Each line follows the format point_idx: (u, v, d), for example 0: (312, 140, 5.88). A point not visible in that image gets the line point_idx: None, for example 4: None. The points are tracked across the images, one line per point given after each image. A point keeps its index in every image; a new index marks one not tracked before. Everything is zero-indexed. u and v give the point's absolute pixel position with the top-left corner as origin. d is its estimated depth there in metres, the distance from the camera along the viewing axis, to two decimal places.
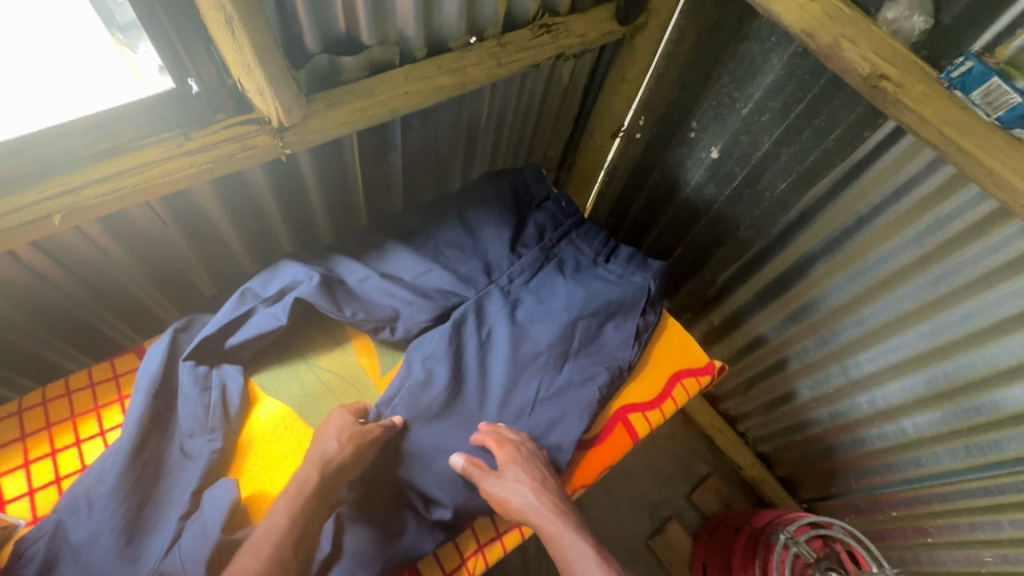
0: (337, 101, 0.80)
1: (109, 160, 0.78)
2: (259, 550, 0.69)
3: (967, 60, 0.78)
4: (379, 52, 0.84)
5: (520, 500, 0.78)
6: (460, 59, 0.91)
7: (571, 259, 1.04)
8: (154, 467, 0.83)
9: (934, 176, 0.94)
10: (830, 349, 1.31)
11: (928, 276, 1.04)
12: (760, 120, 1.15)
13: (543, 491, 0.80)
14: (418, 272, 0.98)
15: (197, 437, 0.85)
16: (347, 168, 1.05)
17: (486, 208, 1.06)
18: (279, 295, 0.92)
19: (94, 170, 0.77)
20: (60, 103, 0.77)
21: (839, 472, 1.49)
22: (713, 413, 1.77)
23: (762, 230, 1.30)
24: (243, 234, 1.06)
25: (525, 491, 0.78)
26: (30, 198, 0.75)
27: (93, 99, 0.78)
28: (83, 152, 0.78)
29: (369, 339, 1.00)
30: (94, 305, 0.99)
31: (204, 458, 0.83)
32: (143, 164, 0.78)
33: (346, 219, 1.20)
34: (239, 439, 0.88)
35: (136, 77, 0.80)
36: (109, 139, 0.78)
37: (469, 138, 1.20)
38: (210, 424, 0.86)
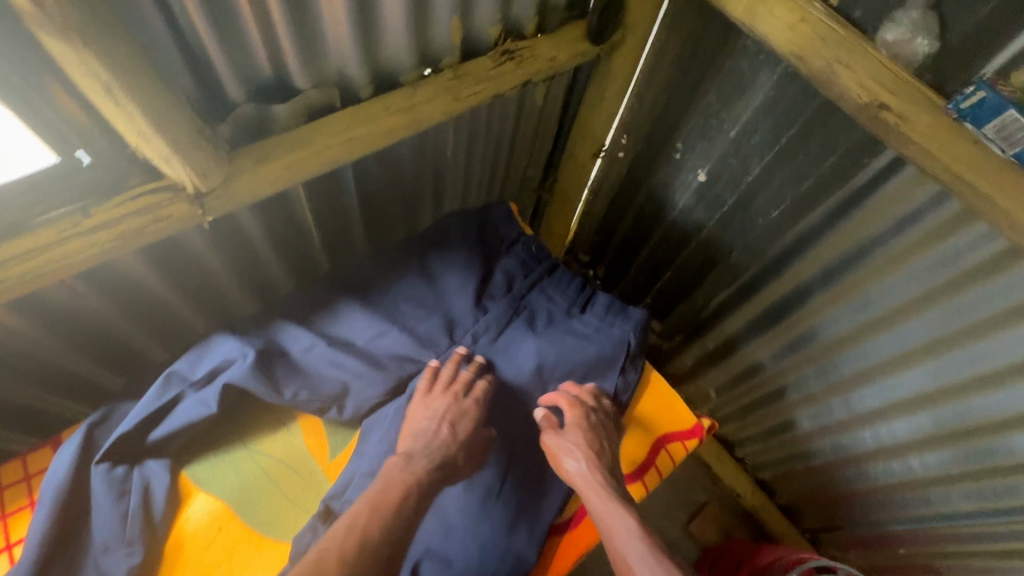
0: (267, 154, 0.70)
1: None
2: (376, 552, 0.69)
3: (979, 89, 0.69)
4: (317, 95, 0.75)
5: (573, 465, 0.83)
6: (410, 96, 0.81)
7: (543, 309, 0.97)
8: None
9: (940, 210, 0.85)
10: (830, 382, 1.23)
11: (934, 314, 0.95)
12: (749, 143, 1.05)
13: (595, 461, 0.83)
14: (371, 334, 0.89)
15: (114, 551, 0.79)
16: (300, 218, 0.96)
17: (448, 256, 0.97)
18: (210, 376, 0.85)
19: None
20: None
21: (843, 505, 1.41)
22: (711, 438, 1.68)
23: (755, 257, 1.20)
24: (189, 296, 0.96)
25: (576, 458, 0.83)
26: None
27: None
28: None
29: (316, 417, 0.94)
30: (23, 387, 0.89)
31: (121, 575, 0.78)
32: (32, 250, 0.68)
33: (309, 267, 1.11)
34: (167, 543, 0.83)
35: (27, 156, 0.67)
36: None
37: (434, 171, 1.11)
38: (128, 536, 0.80)
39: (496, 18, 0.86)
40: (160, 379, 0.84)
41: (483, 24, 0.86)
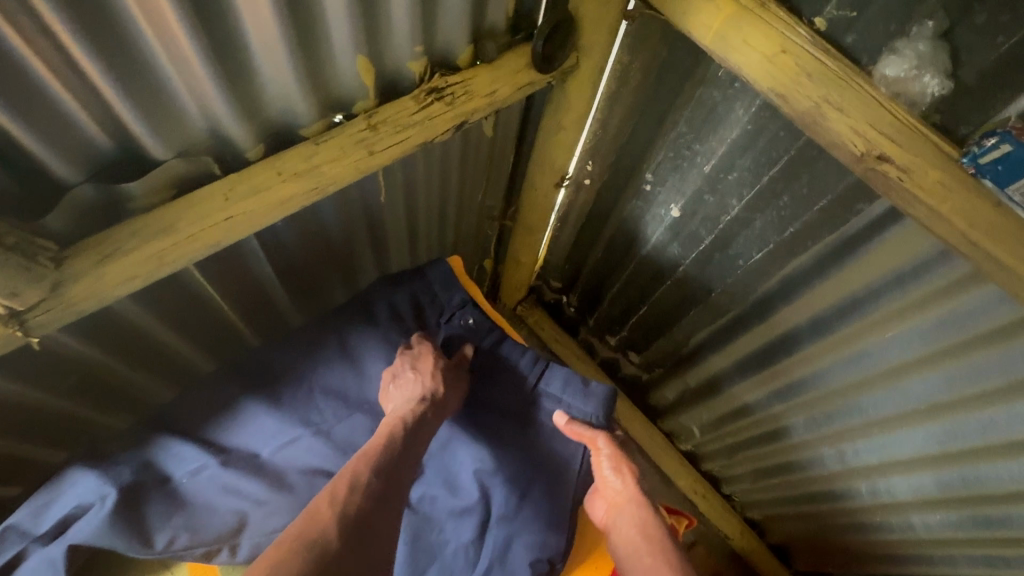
0: (114, 250, 0.55)
1: None
2: (380, 468, 0.68)
3: (1002, 142, 0.56)
4: (182, 165, 0.59)
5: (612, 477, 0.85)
6: (310, 155, 0.66)
7: (490, 398, 0.91)
8: None
9: (946, 267, 0.73)
10: (821, 432, 1.12)
11: (938, 374, 0.84)
12: (725, 179, 0.92)
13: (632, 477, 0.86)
14: (280, 443, 0.79)
15: None
16: (203, 295, 0.80)
17: (374, 331, 0.90)
18: (59, 527, 0.67)
19: None
20: None
21: (837, 551, 1.31)
22: (696, 476, 1.57)
23: (737, 297, 1.08)
24: (78, 394, 0.78)
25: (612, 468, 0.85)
26: None
27: None
28: None
29: (203, 565, 0.82)
30: None
31: None
32: None
33: (228, 340, 0.94)
34: None
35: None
36: None
37: (367, 221, 0.96)
38: None
39: (418, 51, 0.71)
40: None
41: (401, 59, 0.71)
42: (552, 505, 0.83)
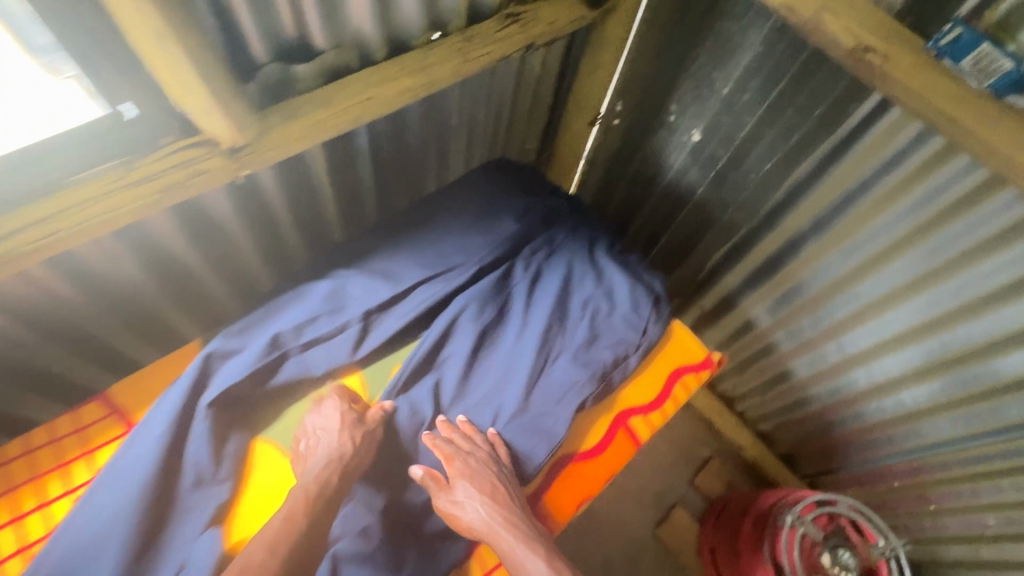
0: (291, 113, 0.73)
1: (15, 213, 0.59)
2: (277, 546, 0.62)
3: (956, 26, 0.75)
4: (334, 56, 0.78)
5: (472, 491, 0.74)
6: (423, 58, 0.84)
7: (587, 243, 0.98)
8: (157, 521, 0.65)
9: (923, 147, 0.91)
10: (821, 329, 1.30)
11: (920, 250, 1.01)
12: (740, 100, 1.10)
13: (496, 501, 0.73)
14: (413, 279, 0.87)
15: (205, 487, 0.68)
16: (316, 185, 0.97)
17: (476, 192, 1.02)
18: (205, 375, 0.73)
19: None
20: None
21: (840, 447, 1.48)
22: (711, 396, 1.73)
23: (749, 212, 1.25)
24: (213, 264, 0.94)
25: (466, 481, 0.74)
26: None
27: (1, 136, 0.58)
28: None
29: (357, 373, 0.82)
30: (59, 353, 0.85)
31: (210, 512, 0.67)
32: (62, 212, 0.60)
33: (323, 238, 1.10)
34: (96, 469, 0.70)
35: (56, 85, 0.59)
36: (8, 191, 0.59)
37: (441, 141, 1.13)
38: (220, 474, 0.69)
39: None
40: (217, 335, 0.76)
41: None
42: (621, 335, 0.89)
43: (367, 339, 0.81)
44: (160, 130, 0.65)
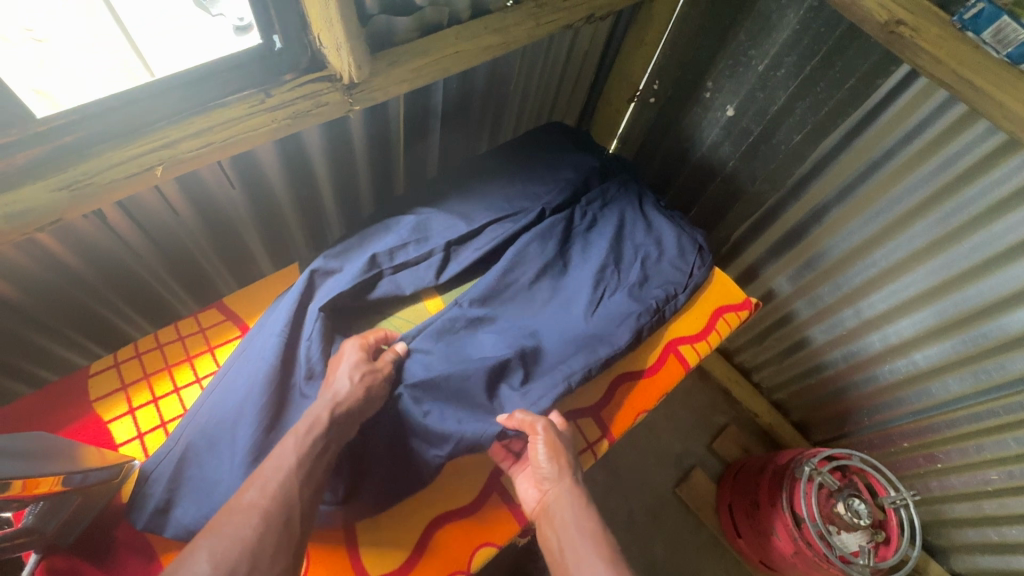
0: (397, 60, 0.83)
1: (173, 125, 0.67)
2: (267, 485, 0.60)
3: (979, 2, 0.84)
4: (431, 12, 0.86)
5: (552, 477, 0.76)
6: (503, 19, 0.93)
7: (638, 196, 1.08)
8: (277, 405, 0.72)
9: (945, 116, 0.99)
10: (838, 295, 1.36)
11: (937, 214, 1.09)
12: (775, 76, 1.17)
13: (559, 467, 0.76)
14: (486, 217, 0.97)
15: (314, 381, 0.75)
16: (390, 136, 1.05)
17: (537, 151, 1.13)
18: (309, 288, 0.82)
19: (158, 137, 0.66)
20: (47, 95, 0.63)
21: (852, 412, 1.54)
22: (729, 365, 1.79)
23: (776, 183, 1.31)
24: (297, 202, 1.03)
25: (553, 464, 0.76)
26: (122, 155, 0.65)
27: (75, 95, 0.64)
28: (143, 121, 0.66)
29: (440, 298, 0.90)
30: (162, 272, 0.93)
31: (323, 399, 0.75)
32: (212, 126, 0.69)
33: (388, 187, 1.19)
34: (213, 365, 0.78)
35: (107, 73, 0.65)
36: (163, 108, 0.67)
37: (500, 104, 1.22)
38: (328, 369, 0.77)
39: None
40: (319, 257, 0.86)
41: None
42: (670, 275, 0.98)
43: (448, 267, 0.90)
44: (285, 68, 0.74)
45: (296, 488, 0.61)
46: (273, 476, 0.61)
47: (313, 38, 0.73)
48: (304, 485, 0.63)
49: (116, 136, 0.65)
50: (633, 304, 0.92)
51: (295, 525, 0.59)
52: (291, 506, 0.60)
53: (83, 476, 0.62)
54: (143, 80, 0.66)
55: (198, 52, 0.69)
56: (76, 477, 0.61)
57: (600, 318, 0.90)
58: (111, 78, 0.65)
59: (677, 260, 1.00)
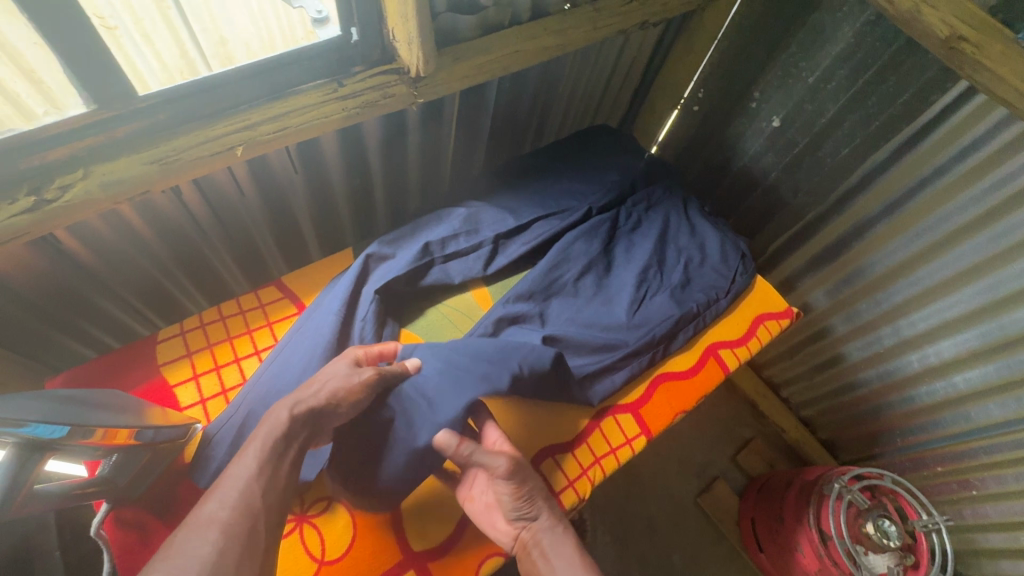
0: (460, 56, 0.86)
1: (262, 107, 0.72)
2: (226, 495, 0.53)
3: None
4: (495, 13, 0.90)
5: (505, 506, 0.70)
6: (562, 22, 0.96)
7: (684, 201, 1.09)
8: None
9: (1002, 135, 0.95)
10: (876, 313, 1.30)
11: (988, 233, 1.03)
12: (825, 88, 1.15)
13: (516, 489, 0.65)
14: (533, 213, 0.99)
15: None
16: (443, 132, 1.07)
17: (584, 154, 1.15)
18: (364, 272, 0.86)
19: (243, 119, 0.71)
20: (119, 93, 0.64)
21: (884, 432, 1.48)
22: (757, 379, 1.77)
23: (819, 197, 1.29)
24: (351, 190, 1.06)
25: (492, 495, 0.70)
26: (215, 132, 0.70)
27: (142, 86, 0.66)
28: (230, 102, 0.71)
29: (486, 289, 0.92)
30: (222, 248, 0.97)
31: None
32: (292, 110, 0.73)
33: (436, 181, 1.22)
34: (272, 338, 0.83)
35: (170, 69, 0.68)
36: (248, 88, 0.71)
37: (548, 107, 1.23)
38: None
39: None
40: (374, 242, 0.89)
41: None
42: (712, 280, 0.99)
43: (496, 258, 0.93)
44: (352, 61, 0.78)
45: (259, 495, 0.55)
46: (231, 488, 0.54)
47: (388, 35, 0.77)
48: (267, 491, 0.56)
49: (206, 116, 0.70)
50: (672, 306, 0.93)
51: (261, 535, 0.52)
52: (257, 515, 0.53)
53: (155, 432, 0.65)
54: (200, 72, 0.68)
55: (261, 49, 0.72)
56: (148, 432, 0.64)
57: (639, 317, 0.91)
58: (175, 73, 0.68)
59: (720, 265, 1.01)
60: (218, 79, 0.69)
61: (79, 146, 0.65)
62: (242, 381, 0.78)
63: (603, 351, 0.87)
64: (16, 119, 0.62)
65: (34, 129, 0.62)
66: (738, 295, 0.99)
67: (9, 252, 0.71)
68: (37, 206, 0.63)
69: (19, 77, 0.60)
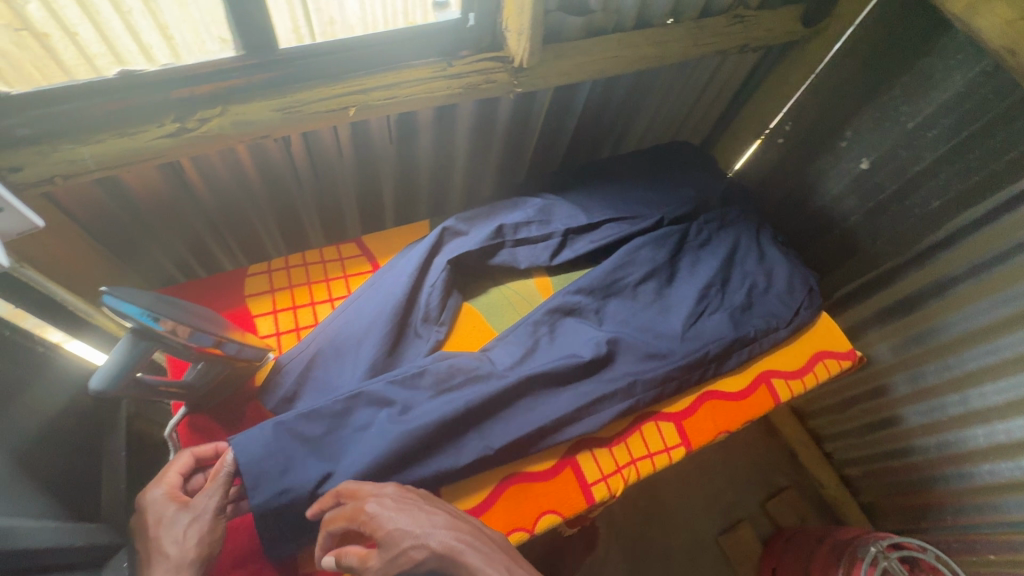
0: (562, 55, 0.91)
1: (378, 75, 0.79)
2: None
3: None
4: (602, 17, 0.93)
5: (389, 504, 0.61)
6: (663, 35, 0.98)
7: (758, 226, 1.08)
8: (393, 339, 0.80)
9: None
10: (945, 377, 1.23)
11: None
12: (924, 136, 1.10)
13: (435, 521, 0.59)
14: (605, 214, 1.01)
15: (429, 324, 0.83)
16: (529, 124, 1.12)
17: (662, 167, 1.16)
18: (438, 245, 0.90)
19: (361, 82, 0.78)
20: (256, 45, 0.72)
21: (934, 507, 1.39)
22: (801, 427, 1.70)
23: (898, 248, 1.23)
24: (434, 167, 1.12)
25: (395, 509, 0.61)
26: (337, 90, 0.77)
27: (266, 47, 0.72)
28: (350, 67, 0.78)
29: (548, 279, 0.96)
30: (311, 202, 1.05)
31: (433, 342, 0.82)
32: (404, 81, 0.80)
33: (512, 172, 1.26)
34: (347, 290, 0.89)
35: (298, 33, 0.75)
36: (367, 56, 0.79)
37: (633, 117, 1.26)
38: (441, 318, 0.85)
39: None
40: (452, 217, 0.94)
41: None
42: (776, 307, 0.97)
43: (562, 252, 0.96)
44: (462, 44, 0.83)
45: None
46: None
47: (501, 24, 0.82)
48: None
49: (328, 77, 0.78)
50: (730, 326, 0.93)
51: None
52: None
53: (239, 348, 0.72)
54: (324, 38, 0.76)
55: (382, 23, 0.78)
56: (233, 346, 0.71)
57: (694, 331, 0.91)
58: (303, 36, 0.75)
59: (786, 294, 0.99)
60: (338, 46, 0.76)
61: (220, 86, 0.74)
62: (314, 324, 0.84)
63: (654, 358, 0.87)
64: (141, 57, 0.69)
65: (184, 65, 0.71)
66: (799, 329, 0.97)
67: (142, 172, 0.80)
68: (180, 132, 0.72)
69: (154, 29, 0.67)
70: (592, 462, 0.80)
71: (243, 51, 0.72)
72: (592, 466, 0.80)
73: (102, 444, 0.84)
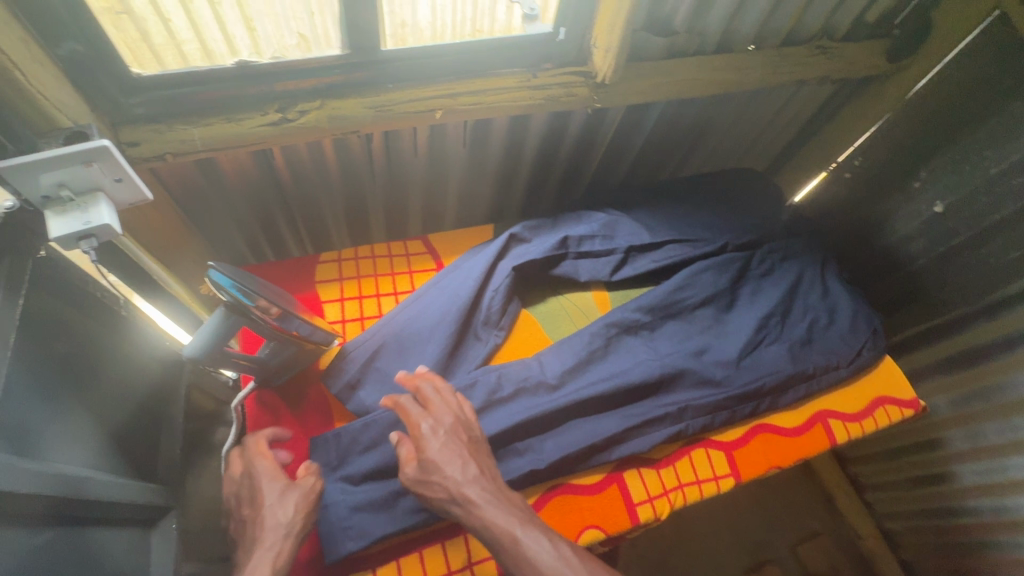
0: (641, 74, 0.92)
1: (465, 82, 0.82)
2: None
3: None
4: (684, 39, 0.93)
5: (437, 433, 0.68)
6: (743, 61, 0.98)
7: (823, 261, 1.06)
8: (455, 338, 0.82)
9: None
10: (1008, 437, 1.17)
11: None
12: (1008, 182, 1.04)
13: (466, 470, 0.65)
14: (667, 235, 1.01)
15: (488, 327, 0.85)
16: (597, 139, 1.12)
17: (726, 192, 1.15)
18: (504, 249, 0.91)
19: (448, 87, 0.81)
20: (356, 46, 0.75)
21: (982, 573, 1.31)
22: (841, 472, 1.64)
23: (968, 297, 1.18)
24: (500, 173, 1.14)
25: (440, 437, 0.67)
26: (427, 93, 0.81)
27: (364, 48, 0.76)
28: (438, 71, 0.81)
29: (606, 294, 0.96)
30: (380, 197, 1.08)
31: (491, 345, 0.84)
32: (490, 88, 0.82)
33: (573, 184, 1.26)
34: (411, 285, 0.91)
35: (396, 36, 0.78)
36: (456, 62, 0.81)
37: (700, 140, 1.25)
38: (501, 322, 0.86)
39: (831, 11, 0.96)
40: (519, 224, 0.96)
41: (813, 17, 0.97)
42: (836, 345, 0.95)
43: (623, 268, 0.96)
44: (546, 57, 0.85)
45: None
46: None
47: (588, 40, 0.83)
48: None
49: (417, 80, 0.81)
50: (789, 360, 0.91)
51: None
52: None
53: (312, 331, 0.75)
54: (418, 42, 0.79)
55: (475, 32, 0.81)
56: (307, 329, 0.74)
57: (751, 362, 0.90)
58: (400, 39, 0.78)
59: (849, 333, 0.96)
60: (430, 51, 0.79)
61: (321, 82, 0.78)
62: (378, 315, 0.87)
63: (709, 384, 0.86)
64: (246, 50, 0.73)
65: (293, 59, 0.75)
66: (860, 371, 0.95)
67: (237, 156, 0.85)
68: (280, 122, 0.77)
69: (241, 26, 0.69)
70: (639, 483, 0.80)
71: (344, 50, 0.76)
72: (640, 488, 0.80)
73: (167, 408, 0.89)
